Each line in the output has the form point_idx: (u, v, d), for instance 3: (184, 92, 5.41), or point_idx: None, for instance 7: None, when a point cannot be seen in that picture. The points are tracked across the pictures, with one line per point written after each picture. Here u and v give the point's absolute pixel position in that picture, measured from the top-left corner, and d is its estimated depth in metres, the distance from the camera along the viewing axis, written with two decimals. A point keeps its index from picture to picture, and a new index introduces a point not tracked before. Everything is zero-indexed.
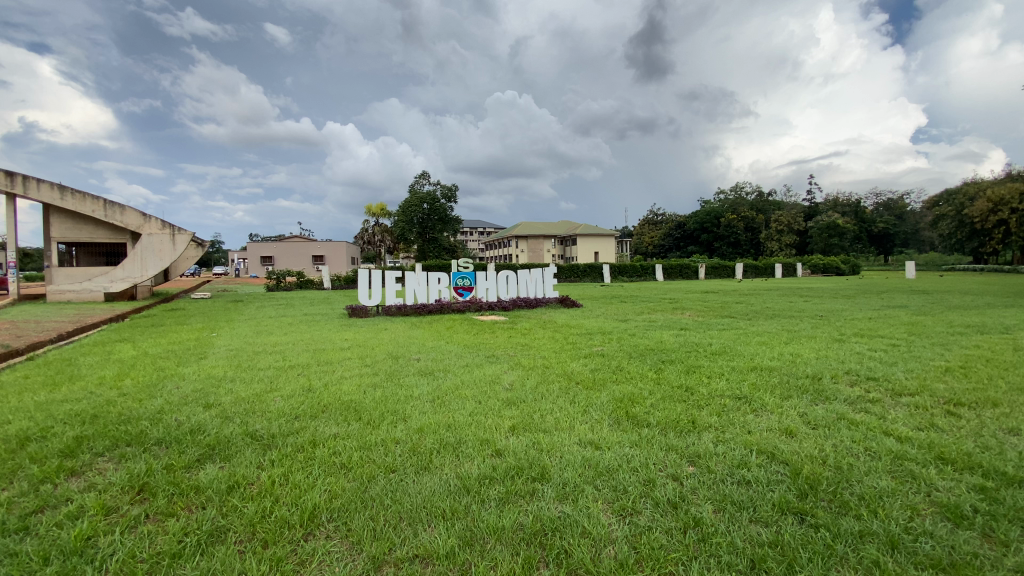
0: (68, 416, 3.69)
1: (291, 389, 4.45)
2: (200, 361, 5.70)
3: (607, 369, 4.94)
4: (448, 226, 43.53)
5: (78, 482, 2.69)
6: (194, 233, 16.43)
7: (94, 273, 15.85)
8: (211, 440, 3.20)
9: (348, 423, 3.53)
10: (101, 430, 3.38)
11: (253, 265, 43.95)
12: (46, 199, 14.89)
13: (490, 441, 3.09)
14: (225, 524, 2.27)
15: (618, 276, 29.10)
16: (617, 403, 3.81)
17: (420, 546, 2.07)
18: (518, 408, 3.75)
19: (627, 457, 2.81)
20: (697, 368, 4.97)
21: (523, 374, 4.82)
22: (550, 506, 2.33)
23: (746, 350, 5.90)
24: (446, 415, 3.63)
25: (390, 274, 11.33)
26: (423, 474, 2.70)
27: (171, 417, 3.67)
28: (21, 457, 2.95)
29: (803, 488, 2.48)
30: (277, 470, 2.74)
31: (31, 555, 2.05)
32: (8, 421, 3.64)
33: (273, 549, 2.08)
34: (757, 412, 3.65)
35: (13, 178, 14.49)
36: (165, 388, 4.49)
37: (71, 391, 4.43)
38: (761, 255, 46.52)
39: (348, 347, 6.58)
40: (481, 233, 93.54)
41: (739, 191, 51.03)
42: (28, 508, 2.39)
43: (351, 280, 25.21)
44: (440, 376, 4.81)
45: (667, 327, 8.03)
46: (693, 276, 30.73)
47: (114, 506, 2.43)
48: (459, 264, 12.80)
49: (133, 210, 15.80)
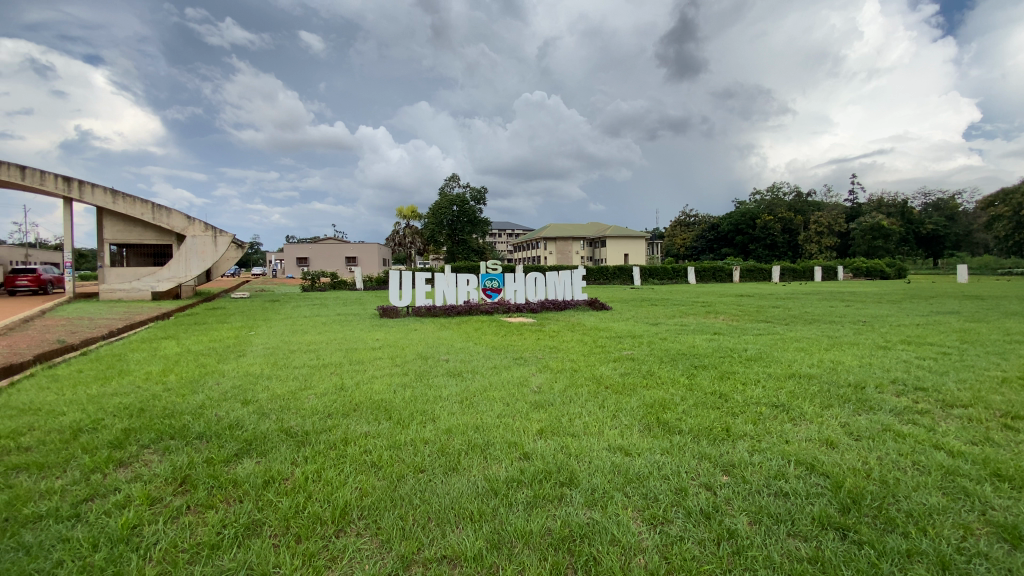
0: (117, 409, 3.89)
1: (323, 387, 4.56)
2: (239, 359, 5.90)
3: (637, 374, 4.86)
4: (477, 228, 43.84)
5: (125, 472, 2.82)
6: (234, 235, 17.11)
7: (142, 272, 16.72)
8: (250, 435, 3.31)
9: (379, 422, 3.58)
10: (146, 424, 3.54)
11: (291, 266, 45.68)
12: (100, 203, 15.77)
13: (518, 444, 3.08)
14: (261, 518, 2.34)
15: (648, 278, 28.59)
16: (648, 409, 3.73)
17: (449, 547, 2.08)
18: (546, 411, 3.72)
19: (657, 465, 2.75)
20: (731, 374, 4.83)
21: (551, 377, 4.80)
22: (579, 512, 2.30)
23: (783, 357, 5.70)
24: (474, 417, 3.64)
25: (420, 276, 11.51)
26: (451, 474, 2.72)
27: (212, 412, 3.82)
28: (75, 446, 3.12)
29: (845, 502, 2.37)
30: (310, 467, 2.82)
31: (82, 541, 2.15)
32: (63, 412, 3.86)
33: (306, 545, 2.13)
34: (796, 421, 3.52)
35: (70, 184, 15.41)
36: (206, 384, 4.68)
37: (121, 384, 4.69)
38: (799, 257, 44.98)
39: (379, 346, 6.72)
40: (510, 235, 94.04)
41: (776, 191, 49.54)
42: (79, 496, 2.52)
43: (382, 281, 25.63)
44: (468, 378, 4.82)
45: (698, 331, 7.86)
46: (727, 279, 29.90)
47: (159, 496, 2.54)
48: (488, 266, 12.84)
49: (178, 213, 16.54)
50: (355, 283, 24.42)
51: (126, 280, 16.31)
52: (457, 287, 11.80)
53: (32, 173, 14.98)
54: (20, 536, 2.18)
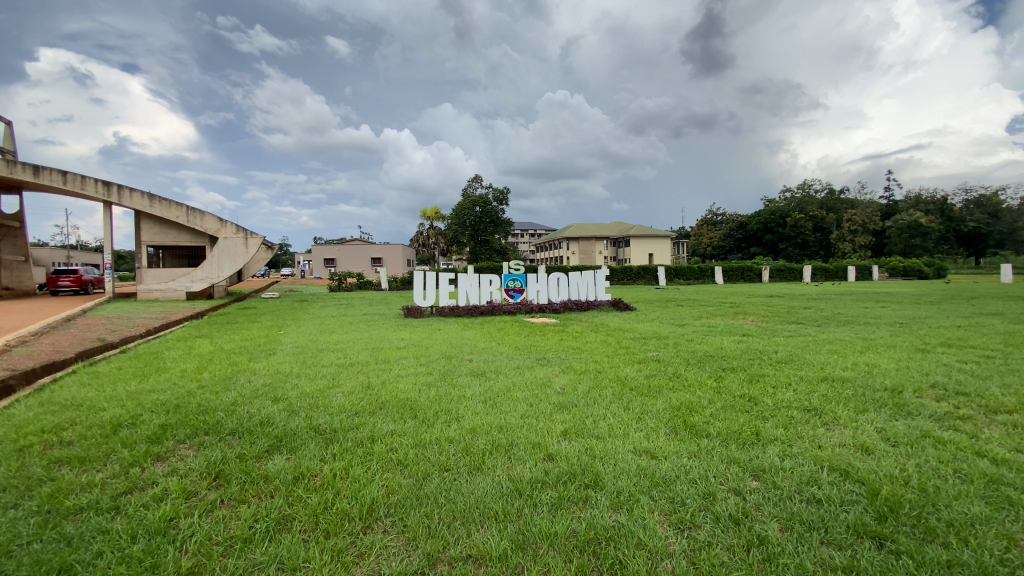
0: (154, 405, 4.05)
1: (350, 385, 4.64)
2: (268, 357, 6.06)
3: (662, 376, 4.80)
4: (500, 229, 43.96)
5: (162, 466, 2.93)
6: (264, 236, 17.57)
7: (177, 273, 17.33)
8: (280, 432, 3.39)
9: (404, 420, 3.63)
10: (182, 420, 3.67)
11: (319, 267, 46.75)
12: (137, 206, 16.41)
13: (542, 445, 3.07)
14: (290, 513, 2.39)
15: (674, 278, 28.17)
16: (674, 412, 3.67)
17: (473, 547, 2.09)
18: (570, 412, 3.71)
19: (684, 468, 2.71)
20: (760, 377, 4.71)
21: (575, 378, 4.77)
22: (604, 515, 2.28)
23: (815, 359, 5.54)
24: (497, 416, 3.65)
25: (443, 276, 11.60)
26: (476, 474, 2.73)
27: (244, 409, 3.93)
28: (115, 441, 3.26)
29: (882, 510, 2.28)
30: (338, 464, 2.87)
31: (121, 533, 2.24)
32: (105, 407, 4.03)
33: (334, 540, 2.17)
34: (829, 425, 3.41)
35: (110, 188, 16.08)
36: (238, 381, 4.82)
37: (158, 381, 4.87)
38: (832, 256, 43.61)
39: (404, 346, 6.80)
40: (533, 235, 94.02)
41: (807, 188, 48.15)
42: (119, 488, 2.63)
43: (406, 281, 25.92)
44: (492, 378, 4.83)
45: (726, 333, 7.70)
46: (756, 279, 29.21)
47: (194, 490, 2.63)
48: (511, 266, 12.86)
49: (211, 216, 17.08)
50: (380, 283, 24.79)
51: (162, 281, 16.94)
52: (480, 288, 11.86)
53: (74, 178, 15.68)
54: (63, 526, 2.28)
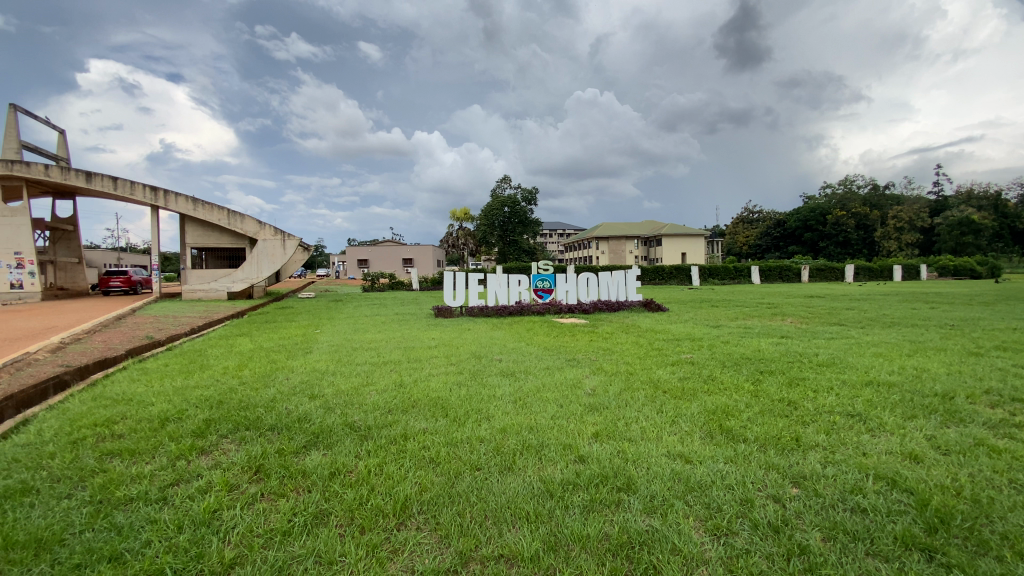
0: (199, 400, 4.23)
1: (383, 383, 4.73)
2: (305, 355, 6.24)
3: (696, 378, 4.69)
4: (528, 229, 43.97)
5: (206, 459, 3.06)
6: (300, 238, 18.12)
7: (219, 273, 18.06)
8: (316, 428, 3.49)
9: (436, 419, 3.67)
10: (224, 415, 3.82)
11: (352, 268, 47.90)
12: (182, 210, 17.18)
13: (573, 446, 3.06)
14: (327, 508, 2.46)
15: (707, 278, 27.55)
16: (709, 416, 3.59)
17: (505, 546, 2.09)
18: (601, 414, 3.67)
19: (720, 473, 2.65)
20: (800, 381, 4.55)
21: (606, 379, 4.72)
22: (637, 519, 2.25)
23: (859, 362, 5.31)
24: (527, 417, 3.65)
25: (473, 277, 11.69)
26: (507, 474, 2.74)
27: (282, 405, 4.06)
28: (162, 435, 3.42)
29: (931, 521, 2.17)
30: (373, 460, 2.93)
31: (169, 523, 2.35)
32: (153, 402, 4.24)
33: (369, 536, 2.21)
34: (873, 432, 3.27)
35: (157, 193, 16.89)
36: (276, 378, 4.99)
37: (202, 378, 5.09)
38: (876, 255, 41.74)
39: (434, 345, 6.88)
40: (562, 235, 93.67)
41: (849, 184, 46.23)
42: (167, 480, 2.76)
43: (437, 281, 26.26)
44: (522, 378, 4.83)
45: (763, 335, 7.47)
46: (794, 279, 28.24)
47: (236, 483, 2.73)
48: (540, 266, 12.84)
49: (251, 218, 17.71)
50: (411, 283, 25.17)
51: (205, 281, 17.69)
52: (509, 288, 11.89)
53: (124, 184, 16.52)
54: (114, 516, 2.40)
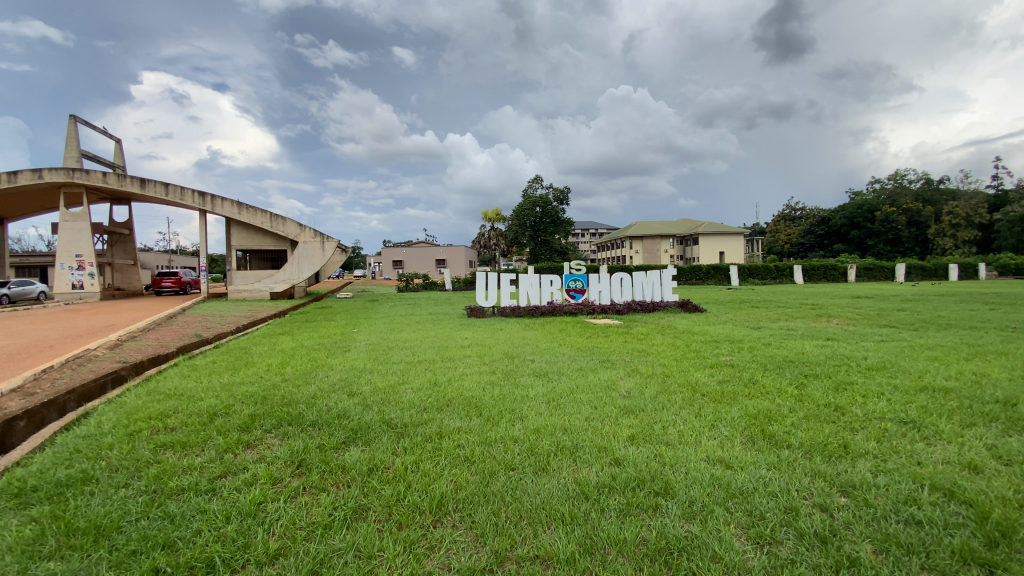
0: (244, 396, 4.41)
1: (419, 382, 4.81)
2: (344, 354, 6.41)
3: (736, 382, 4.55)
4: (560, 228, 43.75)
5: (252, 453, 3.19)
6: (338, 240, 18.63)
7: (262, 274, 18.79)
8: (355, 425, 3.57)
9: (471, 418, 3.70)
10: (268, 410, 3.97)
11: (387, 269, 48.95)
12: (228, 214, 17.96)
13: (609, 449, 3.02)
14: (366, 503, 2.52)
15: (747, 278, 26.73)
16: (751, 420, 3.48)
17: (541, 547, 2.09)
18: (637, 416, 3.62)
19: (763, 480, 2.56)
20: (848, 385, 4.35)
21: (641, 381, 4.64)
22: (676, 525, 2.20)
23: (912, 367, 5.03)
24: (562, 418, 3.63)
25: (505, 277, 11.73)
26: (541, 475, 2.73)
27: (322, 402, 4.19)
28: (211, 428, 3.58)
29: (993, 535, 2.03)
30: (409, 457, 2.98)
31: (217, 513, 2.46)
32: (202, 397, 4.45)
33: (407, 532, 2.25)
34: (929, 440, 3.09)
35: (204, 198, 17.71)
36: (316, 376, 5.15)
37: (247, 374, 5.31)
38: (930, 253, 39.47)
39: (468, 345, 6.95)
40: (595, 235, 92.85)
41: (899, 178, 43.91)
42: (215, 472, 2.89)
43: (470, 281, 26.50)
44: (555, 379, 4.81)
45: (807, 337, 7.19)
46: (840, 278, 27.03)
47: (279, 477, 2.83)
48: (573, 266, 12.77)
49: (292, 221, 18.34)
50: (444, 283, 25.47)
51: (249, 282, 18.44)
52: (542, 288, 11.87)
53: (175, 190, 17.41)
54: (167, 505, 2.53)
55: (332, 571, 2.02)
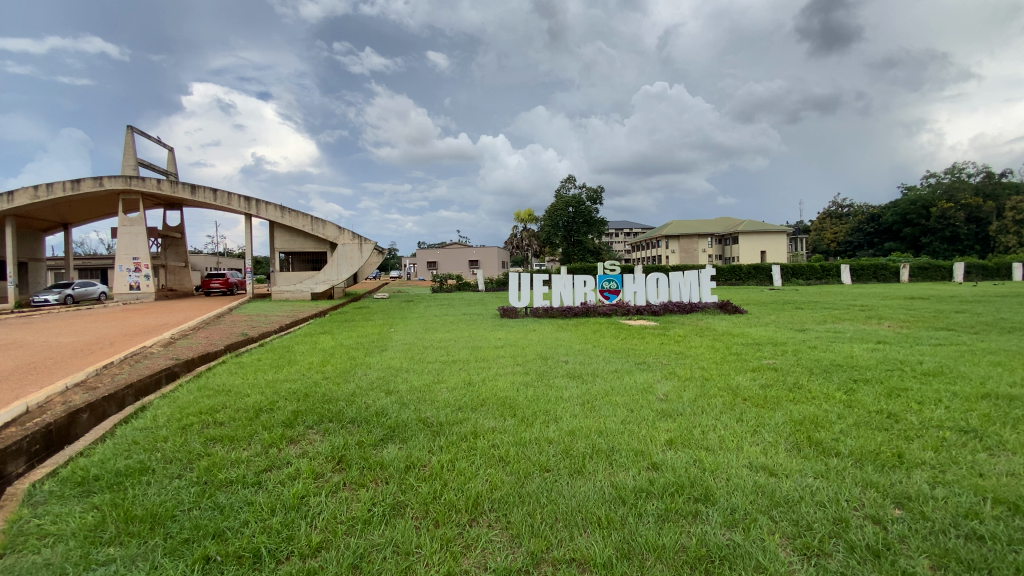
0: (288, 393, 4.58)
1: (453, 382, 4.86)
2: (381, 353, 6.55)
3: (780, 386, 4.38)
4: (594, 228, 43.32)
5: (295, 448, 3.31)
6: (375, 242, 19.06)
7: (303, 275, 19.45)
8: (392, 423, 3.65)
9: (505, 418, 3.72)
10: (310, 407, 4.11)
11: (422, 270, 49.76)
12: (271, 217, 18.67)
13: (645, 453, 2.98)
14: (403, 500, 2.57)
15: (791, 278, 25.75)
16: (796, 426, 3.35)
17: (577, 551, 2.07)
18: (675, 420, 3.54)
19: (810, 489, 2.46)
20: (902, 391, 4.11)
21: (679, 384, 4.54)
22: (717, 532, 2.15)
23: (974, 372, 4.72)
24: (597, 420, 3.59)
25: (538, 278, 11.72)
26: (577, 477, 2.71)
27: (361, 400, 4.30)
28: (257, 424, 3.73)
29: None
30: (445, 456, 3.02)
31: (263, 505, 2.56)
32: (249, 393, 4.65)
33: (443, 530, 2.28)
34: (993, 451, 2.89)
35: (249, 202, 18.48)
36: (355, 374, 5.29)
37: (289, 372, 5.51)
38: (992, 251, 36.94)
39: (501, 345, 6.98)
40: (629, 235, 91.56)
41: (958, 172, 41.27)
42: (261, 466, 3.01)
43: (503, 282, 26.60)
44: (590, 381, 4.76)
45: (857, 340, 6.85)
46: (892, 278, 25.67)
47: (321, 472, 2.92)
48: (607, 267, 12.63)
49: (331, 224, 18.90)
50: (477, 284, 25.67)
51: (291, 282, 19.12)
52: (575, 289, 11.78)
53: (222, 195, 18.24)
54: (217, 497, 2.66)
55: (372, 566, 2.06)
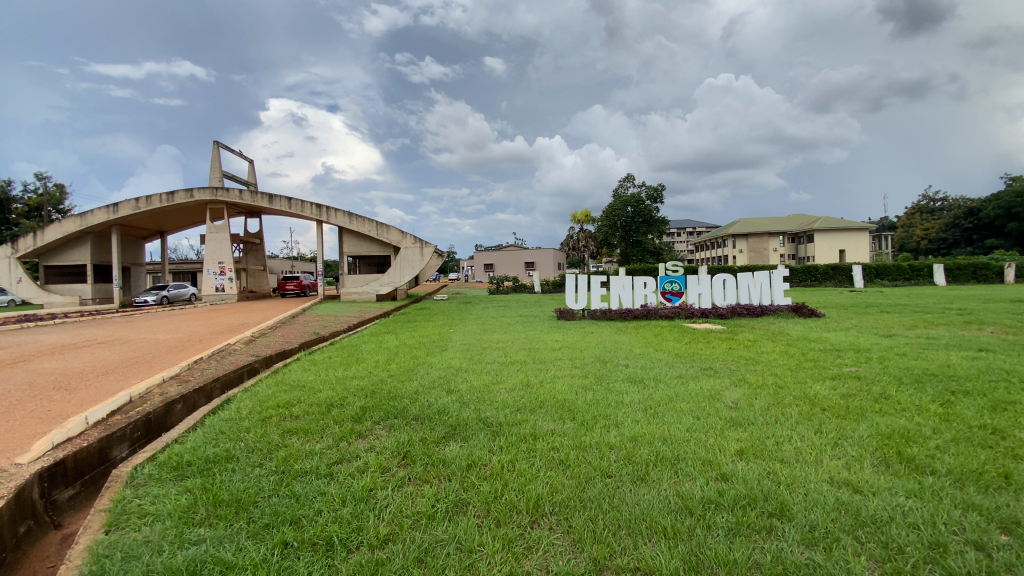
0: (356, 389, 4.81)
1: (512, 382, 4.90)
2: (441, 352, 6.73)
3: (864, 396, 4.06)
4: (654, 228, 42.11)
5: (363, 442, 3.47)
6: (436, 245, 19.61)
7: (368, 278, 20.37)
8: (454, 421, 3.74)
9: (564, 421, 3.70)
10: (376, 403, 4.30)
11: (479, 272, 50.64)
12: (340, 223, 19.71)
13: (714, 463, 2.85)
14: (466, 498, 2.62)
15: (874, 279, 23.77)
16: (883, 440, 3.09)
17: (642, 560, 2.02)
18: (746, 429, 3.37)
19: (901, 509, 2.26)
20: (1010, 405, 3.67)
21: (749, 392, 4.32)
22: (794, 550, 2.02)
23: None
24: (660, 427, 3.50)
25: (597, 279, 11.57)
26: (640, 484, 2.65)
27: (424, 398, 4.44)
28: (329, 418, 3.96)
29: None
30: (505, 456, 3.05)
31: (335, 496, 2.70)
32: (321, 389, 4.94)
33: (505, 530, 2.31)
34: None
35: (320, 209, 19.61)
36: (418, 373, 5.47)
37: (357, 369, 5.80)
38: None
39: (559, 348, 6.95)
40: (692, 234, 88.27)
41: None
42: (333, 459, 3.18)
43: (560, 284, 26.50)
44: (652, 386, 4.63)
45: (954, 347, 6.21)
46: (996, 279, 23.03)
47: (387, 467, 3.04)
48: (669, 268, 12.24)
49: (394, 229, 19.65)
50: (534, 286, 25.72)
51: (357, 284, 20.07)
52: (635, 291, 11.51)
53: (296, 203, 19.48)
54: (293, 486, 2.84)
55: (436, 561, 2.13)
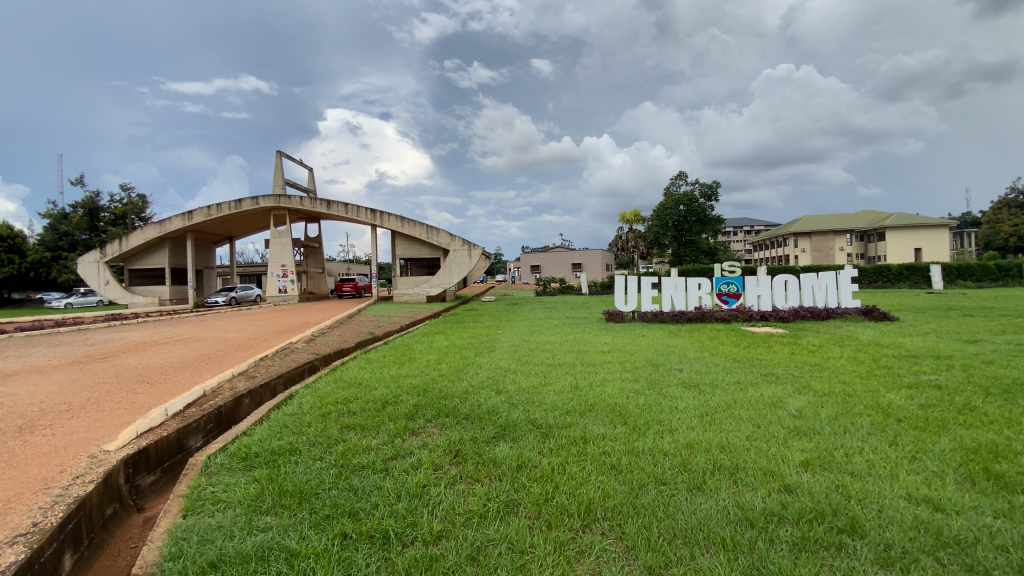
0: (409, 388, 4.96)
1: (561, 385, 4.89)
2: (490, 353, 6.81)
3: (946, 407, 3.74)
4: (707, 227, 40.62)
5: (417, 440, 3.57)
6: (484, 248, 19.83)
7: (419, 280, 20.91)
8: (504, 422, 3.78)
9: (616, 425, 3.65)
10: (428, 402, 4.41)
11: (527, 274, 50.76)
12: (392, 227, 20.35)
13: (776, 473, 2.73)
14: (517, 498, 2.64)
15: (955, 279, 21.82)
16: (969, 456, 2.83)
17: (699, 571, 1.97)
18: (811, 439, 3.20)
19: (989, 531, 2.07)
20: None
21: (813, 399, 4.09)
22: (866, 570, 1.90)
23: None
24: (717, 434, 3.37)
25: (648, 281, 11.30)
26: (696, 493, 2.57)
27: (474, 397, 4.51)
28: (384, 415, 4.10)
29: None
30: (556, 459, 3.05)
31: (391, 491, 2.80)
32: (376, 386, 5.13)
33: (556, 532, 2.31)
34: None
35: (374, 214, 20.33)
36: (468, 373, 5.56)
37: (409, 368, 5.98)
38: None
39: (609, 350, 6.85)
40: (748, 233, 84.47)
41: None
42: (389, 454, 3.29)
43: (609, 286, 26.10)
44: (707, 392, 4.48)
45: None
46: None
47: (440, 464, 3.12)
48: (725, 269, 11.76)
49: (444, 232, 20.05)
50: (582, 287, 25.46)
51: (408, 286, 20.65)
52: (688, 293, 11.15)
53: (352, 208, 20.31)
54: (352, 479, 2.97)
55: (488, 559, 2.16)
